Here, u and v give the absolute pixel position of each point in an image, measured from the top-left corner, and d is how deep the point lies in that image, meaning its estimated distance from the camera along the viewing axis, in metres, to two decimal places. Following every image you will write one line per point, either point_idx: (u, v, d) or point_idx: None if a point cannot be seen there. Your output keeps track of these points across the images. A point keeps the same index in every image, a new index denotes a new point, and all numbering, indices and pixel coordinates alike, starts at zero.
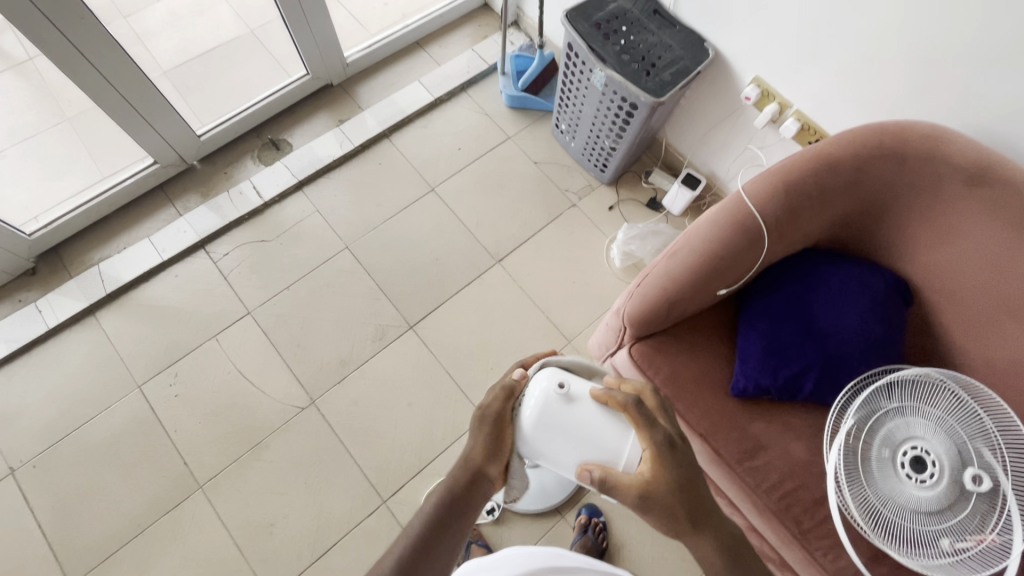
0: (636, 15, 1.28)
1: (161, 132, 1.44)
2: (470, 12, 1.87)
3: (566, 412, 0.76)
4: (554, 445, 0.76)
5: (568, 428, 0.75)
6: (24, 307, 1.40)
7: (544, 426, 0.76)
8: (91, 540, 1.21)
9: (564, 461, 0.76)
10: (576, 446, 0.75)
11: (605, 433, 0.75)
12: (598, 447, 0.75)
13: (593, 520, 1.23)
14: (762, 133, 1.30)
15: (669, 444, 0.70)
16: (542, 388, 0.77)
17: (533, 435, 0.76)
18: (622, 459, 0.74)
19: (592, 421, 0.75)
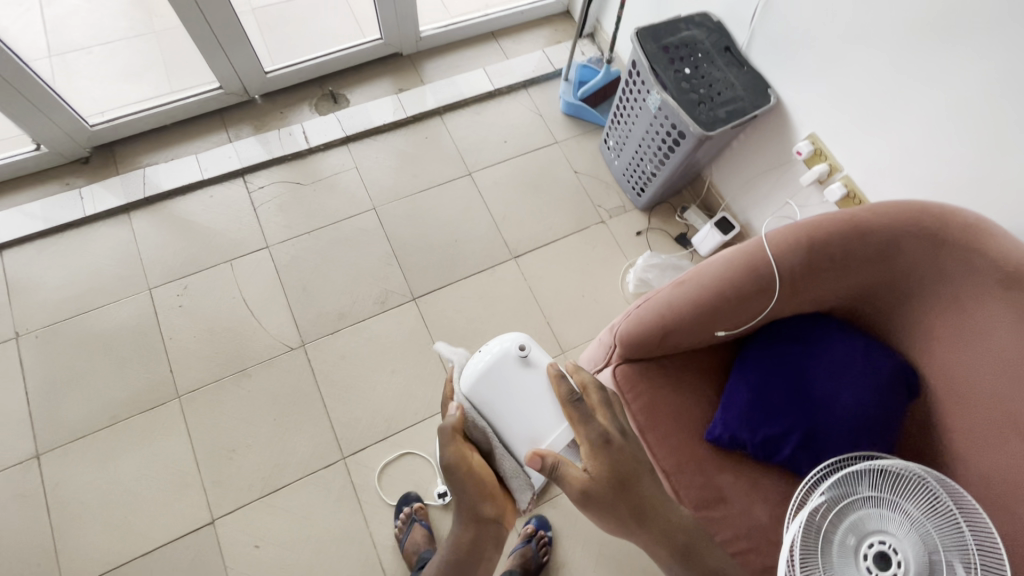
0: (706, 47, 1.28)
1: (234, 62, 1.52)
2: (550, 16, 1.90)
3: (519, 373, 0.89)
4: (499, 403, 0.87)
5: (515, 388, 0.88)
6: (69, 191, 1.49)
7: (494, 376, 0.88)
8: (67, 419, 1.26)
9: (507, 423, 0.87)
10: (518, 410, 0.87)
11: (545, 411, 0.86)
12: (538, 420, 0.86)
13: (537, 533, 1.21)
14: (806, 192, 1.26)
15: (602, 441, 0.77)
16: (506, 344, 0.90)
17: (481, 382, 0.88)
18: (548, 438, 0.85)
19: (539, 388, 0.88)
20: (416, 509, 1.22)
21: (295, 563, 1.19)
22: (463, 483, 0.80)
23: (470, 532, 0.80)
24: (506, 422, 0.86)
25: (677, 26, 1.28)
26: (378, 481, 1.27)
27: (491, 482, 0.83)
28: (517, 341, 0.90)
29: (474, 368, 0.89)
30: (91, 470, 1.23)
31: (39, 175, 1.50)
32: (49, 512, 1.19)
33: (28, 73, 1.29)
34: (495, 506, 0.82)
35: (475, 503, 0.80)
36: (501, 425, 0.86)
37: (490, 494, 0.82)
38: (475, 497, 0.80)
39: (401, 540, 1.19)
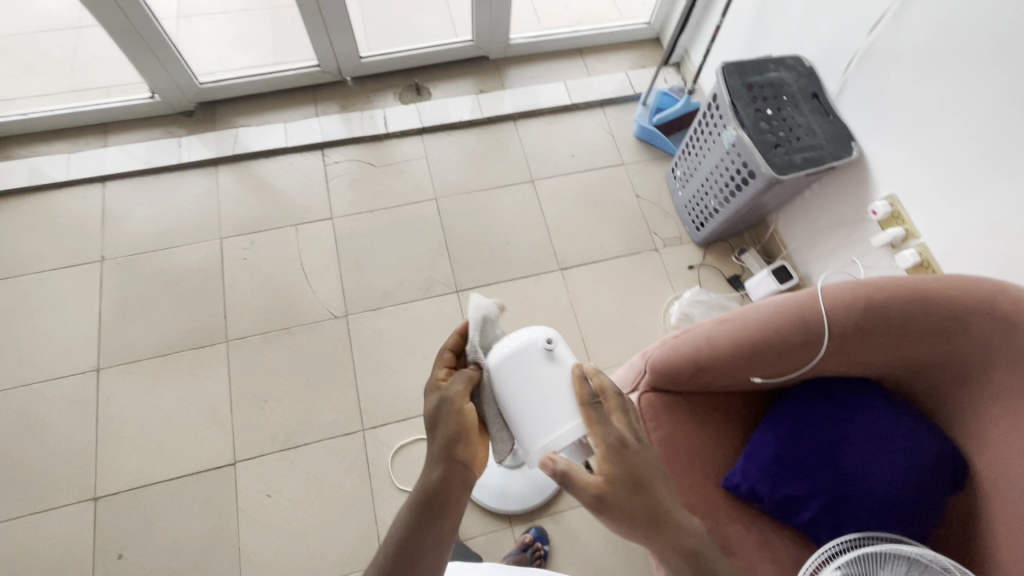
0: (792, 91, 1.25)
1: (334, 44, 1.62)
2: (640, 41, 1.91)
3: (544, 371, 0.77)
4: (517, 399, 0.76)
5: (537, 386, 0.76)
6: (170, 138, 1.63)
7: (515, 369, 0.76)
8: (129, 341, 1.38)
9: (528, 425, 0.75)
10: (540, 410, 0.75)
11: (557, 410, 0.75)
12: (565, 424, 0.74)
13: (535, 544, 1.20)
14: (875, 254, 1.20)
15: (618, 443, 0.70)
16: (530, 336, 0.78)
17: (498, 374, 0.77)
18: (554, 440, 0.74)
19: (566, 386, 0.76)
20: None
21: (299, 519, 1.23)
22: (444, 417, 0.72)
23: (438, 472, 0.69)
24: (514, 413, 0.76)
25: (766, 65, 1.26)
26: (391, 459, 1.30)
27: (471, 425, 0.73)
28: (544, 333, 0.79)
29: (492, 358, 0.78)
30: (140, 392, 1.33)
31: (148, 120, 1.66)
32: (98, 423, 1.29)
33: (158, 30, 1.43)
34: (472, 452, 0.72)
35: (453, 440, 0.72)
36: (520, 425, 0.76)
37: (471, 440, 0.73)
38: (458, 431, 0.72)
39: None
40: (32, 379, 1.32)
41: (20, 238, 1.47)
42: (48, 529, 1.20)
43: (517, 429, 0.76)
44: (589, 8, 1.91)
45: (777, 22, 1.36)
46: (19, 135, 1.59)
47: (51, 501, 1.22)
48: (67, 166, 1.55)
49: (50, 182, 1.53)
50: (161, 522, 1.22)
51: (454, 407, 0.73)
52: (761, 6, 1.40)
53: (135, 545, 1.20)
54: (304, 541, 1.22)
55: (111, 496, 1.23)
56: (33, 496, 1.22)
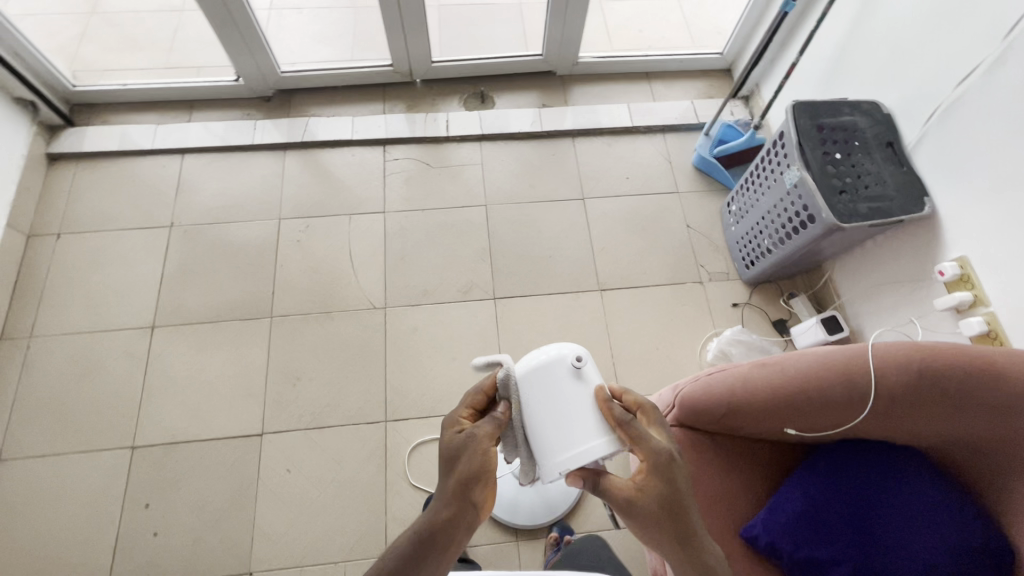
0: (865, 137, 1.20)
1: (409, 47, 1.68)
2: (710, 71, 1.89)
3: (570, 390, 0.76)
4: (541, 411, 0.76)
5: (562, 404, 0.75)
6: (247, 120, 1.73)
7: (541, 385, 0.77)
8: (183, 304, 1.47)
9: (550, 443, 0.75)
10: (563, 427, 0.74)
11: (582, 426, 0.74)
12: (588, 443, 0.73)
13: (563, 538, 1.21)
14: (938, 316, 1.14)
15: (663, 459, 0.70)
16: (558, 353, 0.78)
17: (524, 388, 0.78)
18: (578, 455, 0.73)
19: (592, 406, 0.75)
20: None
21: (314, 499, 1.27)
22: (469, 456, 0.72)
23: (452, 506, 0.69)
24: (537, 425, 0.76)
25: (839, 108, 1.21)
26: (409, 454, 1.32)
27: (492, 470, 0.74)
28: (573, 351, 0.78)
29: (519, 372, 0.79)
30: (186, 354, 1.41)
31: (230, 101, 1.77)
32: (145, 377, 1.38)
33: (251, 19, 1.53)
34: (485, 495, 0.73)
35: (470, 479, 0.71)
36: (543, 442, 0.75)
37: (486, 480, 0.73)
38: (476, 472, 0.72)
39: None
40: (94, 328, 1.42)
41: (104, 197, 1.59)
42: (88, 469, 1.28)
43: (539, 446, 0.76)
44: (662, 34, 1.90)
45: (857, 65, 1.31)
46: (116, 103, 1.73)
47: (94, 444, 1.30)
48: (153, 136, 1.68)
49: (136, 149, 1.65)
50: (188, 480, 1.28)
51: (477, 444, 0.73)
52: (842, 47, 1.36)
53: (162, 497, 1.26)
54: (315, 520, 1.25)
55: (147, 448, 1.30)
56: (79, 436, 1.31)
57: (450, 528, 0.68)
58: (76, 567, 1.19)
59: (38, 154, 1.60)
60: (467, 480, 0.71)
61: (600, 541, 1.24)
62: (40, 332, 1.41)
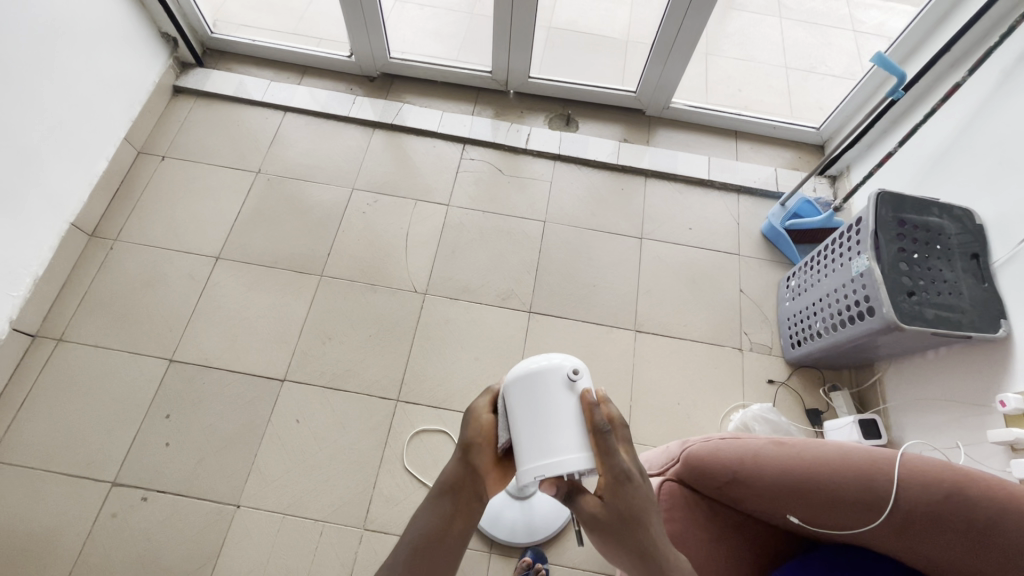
0: (949, 243, 1.13)
1: (511, 59, 1.76)
2: (801, 143, 1.85)
3: (561, 400, 0.73)
4: (524, 415, 0.74)
5: (550, 413, 0.73)
6: (348, 94, 1.86)
7: (532, 389, 0.74)
8: (249, 245, 1.58)
9: (531, 448, 0.72)
10: (543, 435, 0.72)
11: (562, 438, 0.71)
12: (564, 455, 0.71)
13: (535, 566, 1.19)
14: (988, 449, 1.05)
15: (621, 478, 0.68)
16: (556, 361, 0.75)
17: (516, 389, 0.75)
18: (551, 466, 0.70)
19: (579, 420, 0.73)
20: None
21: (313, 453, 1.32)
22: (468, 423, 0.76)
23: (457, 468, 0.71)
24: (519, 428, 0.74)
25: (929, 206, 1.15)
26: (410, 437, 1.35)
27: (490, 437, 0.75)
28: (571, 362, 0.76)
29: (514, 372, 0.76)
30: (239, 289, 1.51)
31: (338, 74, 1.91)
32: (198, 300, 1.49)
33: (376, 6, 1.65)
34: (485, 458, 0.73)
35: (469, 441, 0.73)
36: (524, 446, 0.73)
37: (485, 445, 0.74)
38: (475, 437, 0.74)
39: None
40: (169, 246, 1.56)
41: (208, 134, 1.75)
42: (128, 369, 1.39)
43: (519, 449, 0.73)
44: (761, 96, 1.88)
45: (958, 169, 1.25)
46: (242, 55, 1.91)
47: (139, 348, 1.42)
48: (264, 90, 1.83)
49: (247, 98, 1.81)
50: (207, 403, 1.36)
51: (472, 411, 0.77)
52: (946, 147, 1.30)
53: (183, 411, 1.35)
54: (308, 475, 1.29)
55: (182, 364, 1.40)
56: (129, 338, 1.43)
57: (452, 490, 0.68)
58: (93, 454, 1.29)
59: (168, 84, 1.79)
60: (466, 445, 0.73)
61: None
62: (124, 237, 1.56)
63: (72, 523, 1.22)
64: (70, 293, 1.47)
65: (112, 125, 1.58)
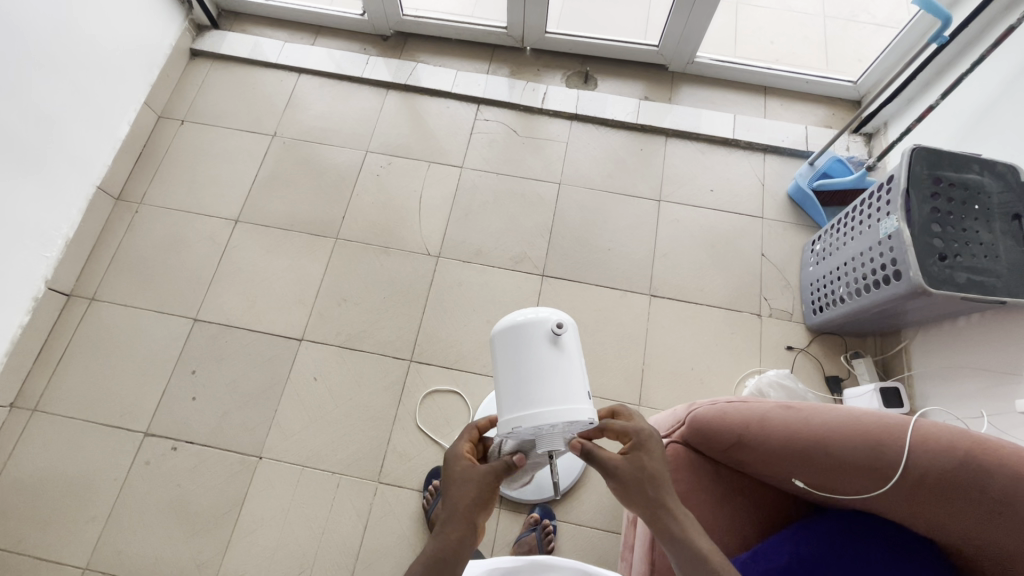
0: (989, 202, 1.05)
1: (527, 13, 1.69)
2: (837, 99, 1.74)
3: (544, 352, 0.77)
4: (508, 369, 0.78)
5: (532, 365, 0.76)
6: (362, 54, 1.83)
7: (517, 341, 0.79)
8: (265, 208, 1.60)
9: (512, 398, 0.76)
10: (522, 386, 0.76)
11: (538, 391, 0.75)
12: (539, 407, 0.74)
13: (542, 522, 1.21)
14: (1016, 419, 1.00)
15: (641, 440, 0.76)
16: (544, 315, 0.79)
17: (503, 340, 0.80)
18: (526, 422, 0.73)
19: (561, 373, 0.76)
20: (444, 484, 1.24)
21: (329, 410, 1.36)
22: (472, 483, 0.72)
23: (458, 531, 0.68)
24: (502, 381, 0.78)
25: (968, 162, 1.06)
26: (422, 397, 1.37)
27: (490, 500, 0.73)
28: (557, 317, 0.79)
29: (502, 324, 0.81)
30: (258, 252, 1.54)
31: (351, 34, 1.87)
32: (219, 262, 1.53)
33: None
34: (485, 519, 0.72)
35: (473, 503, 0.71)
36: (506, 396, 0.77)
37: (487, 506, 0.72)
38: (481, 499, 0.71)
39: (427, 510, 1.23)
40: (190, 209, 1.60)
41: (225, 97, 1.76)
42: (155, 328, 1.45)
43: (502, 400, 0.78)
44: (794, 48, 1.76)
45: (1006, 122, 1.15)
46: (256, 17, 1.89)
47: (165, 308, 1.47)
48: (279, 52, 1.82)
49: (262, 60, 1.80)
50: (230, 361, 1.42)
51: (480, 472, 0.73)
52: (995, 98, 1.20)
53: (208, 368, 1.41)
54: (326, 430, 1.34)
55: (205, 323, 1.46)
56: (156, 298, 1.48)
57: (456, 554, 0.68)
58: (126, 407, 1.37)
59: (184, 47, 1.80)
60: (467, 510, 0.70)
61: (579, 535, 1.24)
62: (148, 201, 1.60)
63: (110, 469, 1.30)
64: (100, 255, 1.53)
65: (131, 90, 1.60)
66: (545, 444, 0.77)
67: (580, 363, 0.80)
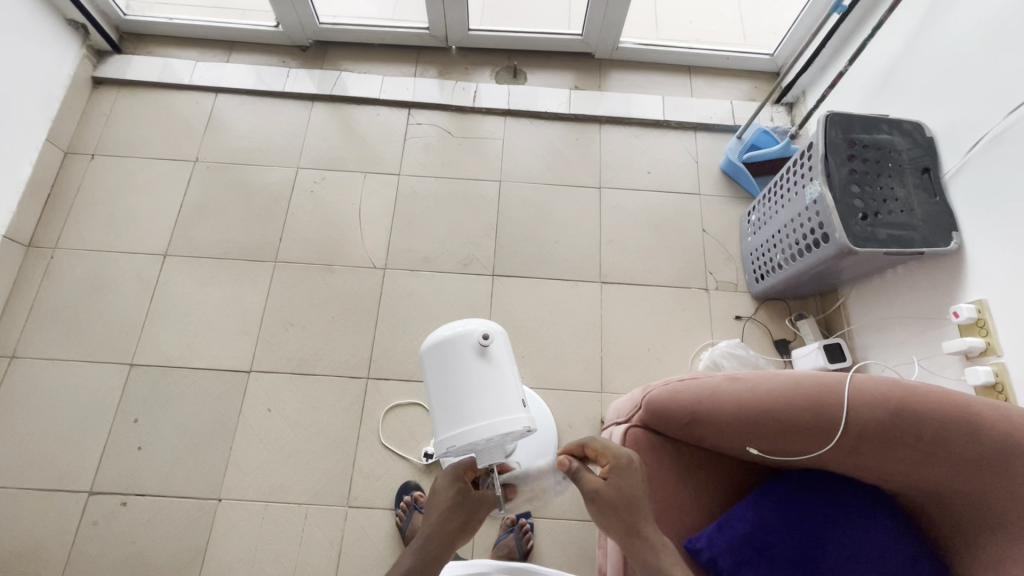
0: (901, 159, 1.11)
1: (447, 12, 1.66)
2: (757, 72, 1.80)
3: (473, 365, 0.77)
4: (439, 385, 0.77)
5: (463, 379, 0.76)
6: (282, 68, 1.76)
7: (445, 356, 0.78)
8: (196, 238, 1.52)
9: (445, 415, 0.75)
10: (453, 403, 0.75)
11: (470, 406, 0.74)
12: (473, 422, 0.73)
13: (520, 522, 1.22)
14: (944, 360, 1.07)
15: (622, 463, 0.79)
16: (470, 328, 0.79)
17: (431, 357, 0.80)
18: (461, 438, 0.73)
19: (492, 384, 0.76)
20: (417, 499, 1.23)
21: (288, 439, 1.31)
22: (462, 506, 0.77)
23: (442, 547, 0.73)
24: (435, 400, 0.78)
25: (878, 124, 1.12)
26: (384, 414, 1.34)
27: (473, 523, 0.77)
28: (483, 328, 0.79)
29: (430, 341, 0.80)
30: (192, 285, 1.47)
31: (268, 47, 1.80)
32: (151, 301, 1.44)
33: None
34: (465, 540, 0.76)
35: (460, 526, 0.75)
36: (440, 416, 0.76)
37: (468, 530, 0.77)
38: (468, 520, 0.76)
39: (401, 527, 1.21)
40: (112, 248, 1.50)
41: (137, 125, 1.66)
42: (88, 379, 1.36)
43: (437, 419, 0.77)
44: (712, 27, 1.81)
45: (908, 80, 1.22)
46: (162, 37, 1.79)
47: (96, 356, 1.38)
48: (191, 72, 1.73)
49: (174, 82, 1.71)
50: (174, 403, 1.34)
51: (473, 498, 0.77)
52: (897, 59, 1.26)
53: (152, 413, 1.33)
54: (287, 461, 1.29)
55: (143, 367, 1.38)
56: (85, 347, 1.39)
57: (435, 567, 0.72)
58: (65, 467, 1.28)
59: (85, 76, 1.68)
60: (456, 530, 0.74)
61: (556, 529, 1.24)
62: (64, 245, 1.49)
63: (54, 535, 1.22)
64: (16, 309, 1.42)
65: (29, 127, 1.48)
66: (485, 458, 0.76)
67: (513, 371, 0.80)
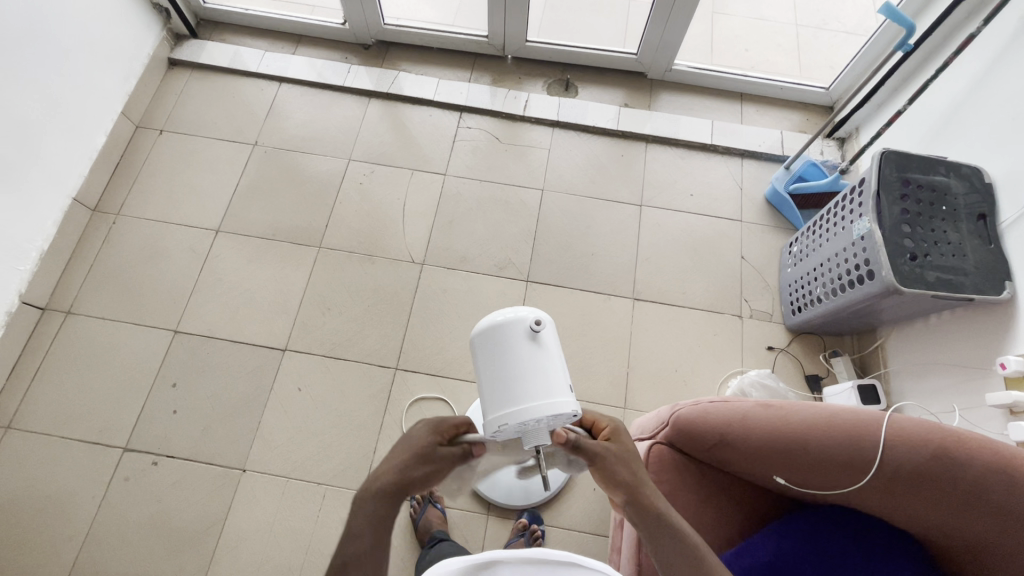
0: (956, 204, 1.09)
1: (507, 23, 1.71)
2: (811, 105, 1.79)
3: (523, 349, 0.78)
4: (490, 367, 0.79)
5: (514, 362, 0.77)
6: (343, 63, 1.83)
7: (496, 340, 0.79)
8: (247, 218, 1.59)
9: (494, 396, 0.76)
10: (504, 383, 0.76)
11: (520, 387, 0.75)
12: (523, 402, 0.74)
13: (531, 527, 1.21)
14: (987, 412, 1.03)
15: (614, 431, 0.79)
16: (522, 314, 0.80)
17: (482, 341, 0.81)
18: (511, 416, 0.73)
19: (541, 368, 0.77)
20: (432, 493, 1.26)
21: (315, 419, 1.35)
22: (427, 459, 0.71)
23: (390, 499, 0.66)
24: (484, 381, 0.79)
25: (936, 165, 1.10)
26: (408, 405, 1.37)
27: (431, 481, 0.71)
28: (535, 315, 0.80)
29: (481, 325, 0.82)
30: (239, 262, 1.53)
31: (333, 43, 1.87)
32: (199, 273, 1.51)
33: None
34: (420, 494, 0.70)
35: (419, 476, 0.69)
36: (489, 397, 0.77)
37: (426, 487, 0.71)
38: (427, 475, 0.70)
39: (414, 518, 1.24)
40: (169, 220, 1.58)
41: (204, 107, 1.74)
42: (134, 340, 1.43)
43: (485, 400, 0.78)
44: (768, 56, 1.81)
45: (969, 124, 1.20)
46: (236, 26, 1.88)
47: (144, 320, 1.45)
48: (259, 61, 1.81)
49: (242, 69, 1.79)
50: (211, 373, 1.40)
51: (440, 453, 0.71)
52: (959, 102, 1.25)
53: (189, 380, 1.39)
54: (311, 440, 1.33)
55: (186, 335, 1.44)
56: (135, 310, 1.46)
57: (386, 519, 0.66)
58: (105, 421, 1.34)
59: (162, 57, 1.78)
60: (411, 482, 0.68)
61: (568, 539, 1.24)
62: (126, 212, 1.58)
63: (87, 486, 1.27)
64: (76, 268, 1.50)
65: (107, 100, 1.58)
66: (531, 439, 0.75)
67: (562, 359, 0.80)
